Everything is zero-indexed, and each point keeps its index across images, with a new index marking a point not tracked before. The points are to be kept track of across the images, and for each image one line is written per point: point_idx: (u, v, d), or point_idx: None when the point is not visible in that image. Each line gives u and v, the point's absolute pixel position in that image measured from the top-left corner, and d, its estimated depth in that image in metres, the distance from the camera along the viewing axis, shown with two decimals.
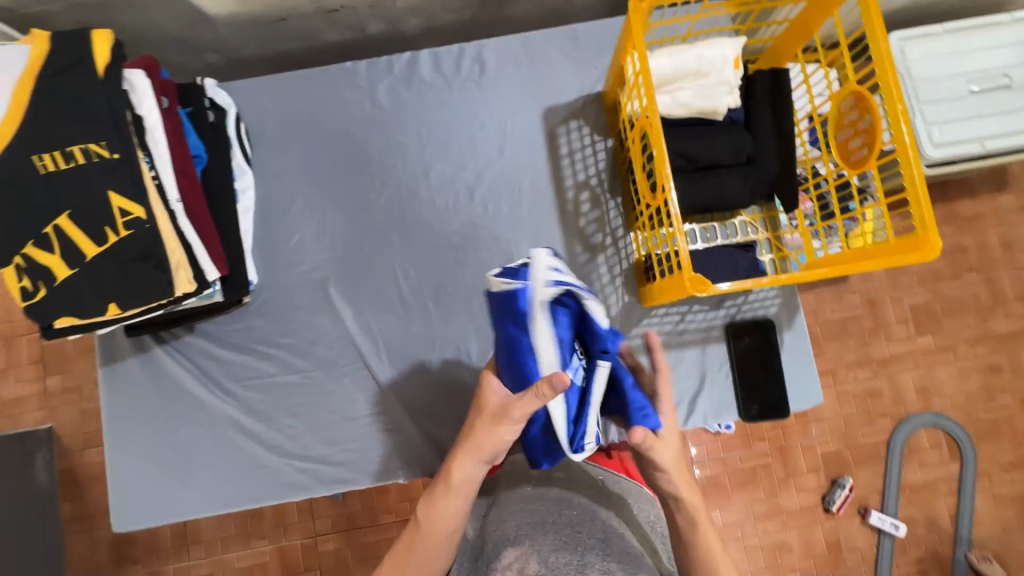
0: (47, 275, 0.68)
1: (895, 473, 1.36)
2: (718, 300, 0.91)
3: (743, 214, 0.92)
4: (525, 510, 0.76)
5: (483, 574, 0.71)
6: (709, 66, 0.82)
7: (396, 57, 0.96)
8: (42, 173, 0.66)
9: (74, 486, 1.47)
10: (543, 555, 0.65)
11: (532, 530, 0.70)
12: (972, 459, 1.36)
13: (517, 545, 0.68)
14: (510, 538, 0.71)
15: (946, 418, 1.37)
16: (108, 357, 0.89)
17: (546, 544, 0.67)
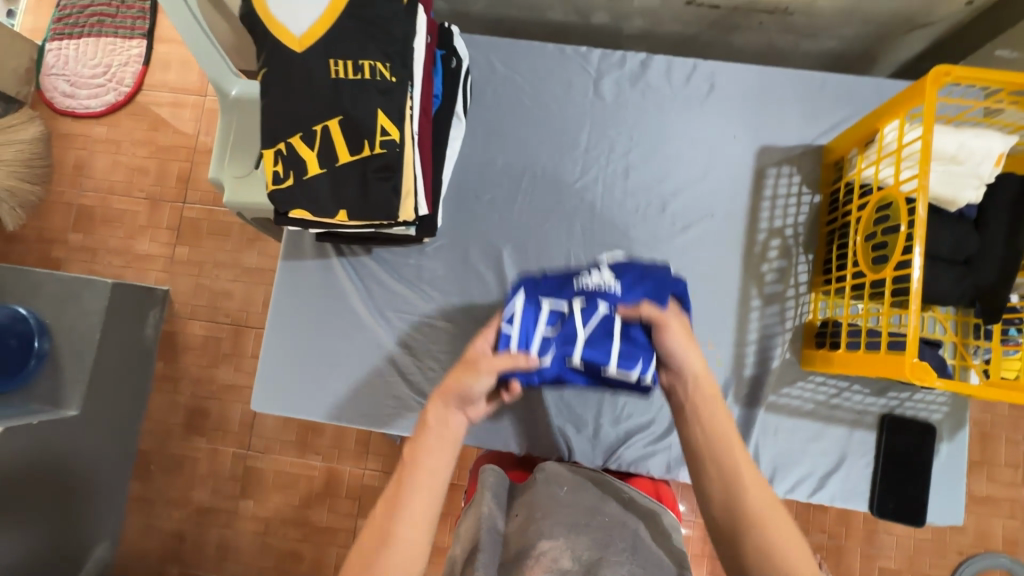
0: (301, 168, 0.73)
1: None
2: (883, 386, 0.88)
3: (936, 311, 0.88)
4: (559, 509, 0.71)
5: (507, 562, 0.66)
6: (969, 154, 0.78)
7: (630, 55, 0.98)
8: (333, 78, 0.70)
9: (171, 349, 1.58)
10: (577, 550, 0.64)
11: (553, 521, 0.69)
12: None
13: (553, 541, 0.65)
14: (540, 529, 0.68)
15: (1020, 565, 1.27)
16: (291, 253, 0.96)
17: (576, 538, 0.66)
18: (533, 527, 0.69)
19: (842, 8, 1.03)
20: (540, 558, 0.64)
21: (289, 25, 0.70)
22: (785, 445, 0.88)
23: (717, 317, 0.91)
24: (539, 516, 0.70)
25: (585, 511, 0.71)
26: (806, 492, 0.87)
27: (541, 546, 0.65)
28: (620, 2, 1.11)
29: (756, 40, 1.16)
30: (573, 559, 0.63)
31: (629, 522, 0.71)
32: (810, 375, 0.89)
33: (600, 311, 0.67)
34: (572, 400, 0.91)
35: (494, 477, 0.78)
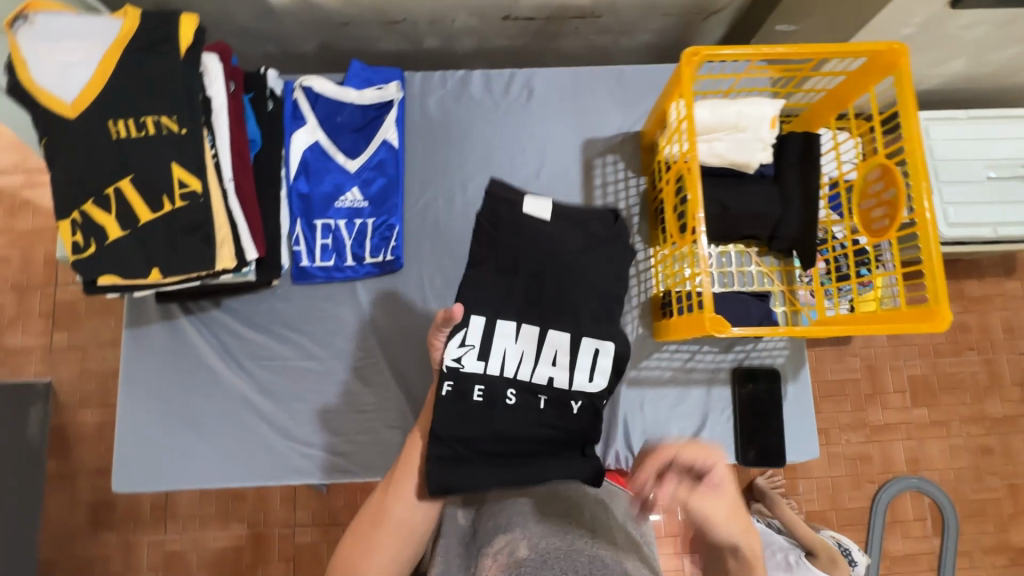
0: (101, 233, 0.71)
1: (878, 528, 1.41)
2: (565, 397, 0.82)
3: (754, 245, 0.96)
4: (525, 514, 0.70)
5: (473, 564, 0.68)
6: (748, 121, 0.86)
7: (449, 73, 1.01)
8: (115, 139, 0.69)
9: (63, 442, 1.54)
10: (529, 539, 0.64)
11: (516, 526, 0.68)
12: (953, 528, 1.41)
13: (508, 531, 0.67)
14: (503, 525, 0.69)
15: (929, 483, 1.42)
16: (134, 320, 0.92)
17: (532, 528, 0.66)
18: (490, 528, 0.71)
19: (641, 6, 1.12)
20: (496, 558, 0.64)
21: (58, 92, 0.68)
22: (651, 415, 0.92)
23: None
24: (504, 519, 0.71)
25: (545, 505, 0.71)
26: None
27: (498, 540, 0.67)
28: (441, 25, 1.16)
29: (581, 44, 1.23)
30: (528, 548, 0.62)
31: (592, 515, 0.70)
32: (664, 344, 0.94)
33: (371, 194, 0.95)
34: None
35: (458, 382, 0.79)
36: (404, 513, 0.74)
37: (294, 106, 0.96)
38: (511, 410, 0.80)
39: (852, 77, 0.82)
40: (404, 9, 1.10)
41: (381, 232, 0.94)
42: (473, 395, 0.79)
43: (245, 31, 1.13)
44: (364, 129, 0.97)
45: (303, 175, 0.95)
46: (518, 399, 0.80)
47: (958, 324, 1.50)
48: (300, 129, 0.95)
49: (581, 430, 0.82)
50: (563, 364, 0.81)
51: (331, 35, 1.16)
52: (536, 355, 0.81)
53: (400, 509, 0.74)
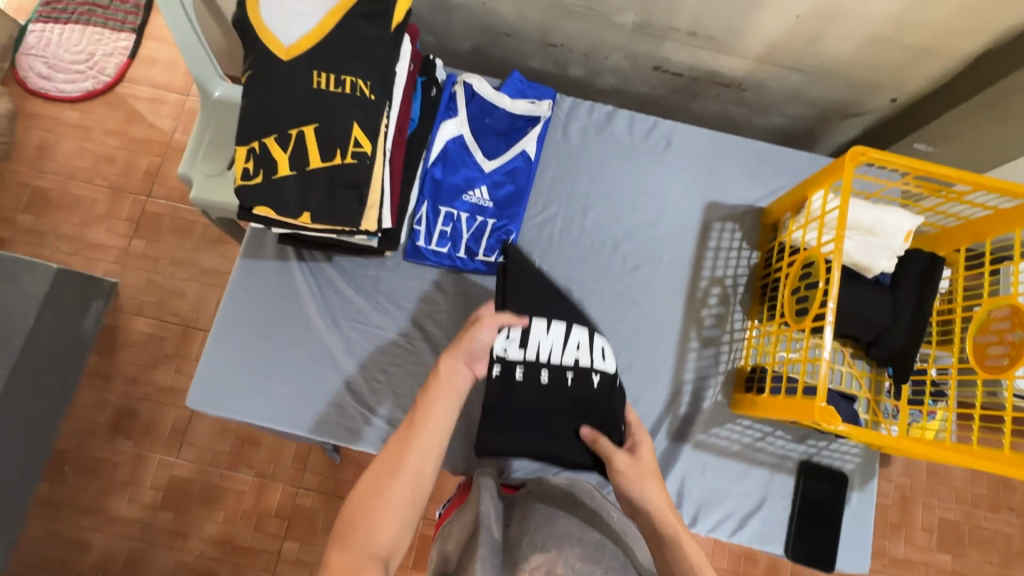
0: (271, 167, 0.76)
1: None
2: (587, 371, 0.89)
3: (849, 346, 0.97)
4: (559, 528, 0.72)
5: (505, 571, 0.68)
6: (884, 228, 0.88)
7: (598, 107, 1.06)
8: (314, 87, 0.74)
9: (111, 343, 1.58)
10: (568, 560, 0.66)
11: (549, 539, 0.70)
12: None
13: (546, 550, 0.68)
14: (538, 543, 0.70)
15: None
16: (252, 251, 0.96)
17: (571, 552, 0.68)
18: (525, 540, 0.71)
19: (788, 90, 1.15)
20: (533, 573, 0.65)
21: (278, 34, 0.74)
22: (709, 484, 0.92)
23: (656, 354, 0.96)
24: (534, 530, 0.72)
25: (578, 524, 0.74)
26: (727, 532, 0.90)
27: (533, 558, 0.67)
28: (593, 59, 1.21)
29: (713, 109, 1.28)
30: (566, 567, 0.65)
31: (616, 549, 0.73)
32: (738, 418, 0.94)
33: (498, 196, 0.99)
34: None
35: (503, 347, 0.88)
36: (424, 452, 0.71)
37: (451, 97, 1.00)
38: (543, 390, 0.89)
39: (1000, 215, 0.83)
40: (566, 36, 1.16)
41: (498, 234, 0.97)
42: (516, 376, 0.88)
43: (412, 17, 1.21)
44: (508, 135, 1.01)
45: (440, 162, 0.99)
46: (551, 379, 0.89)
47: (1002, 479, 1.46)
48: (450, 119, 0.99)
49: (601, 401, 0.88)
50: (586, 348, 0.91)
51: (486, 41, 1.23)
52: (563, 344, 0.90)
53: (418, 460, 0.70)
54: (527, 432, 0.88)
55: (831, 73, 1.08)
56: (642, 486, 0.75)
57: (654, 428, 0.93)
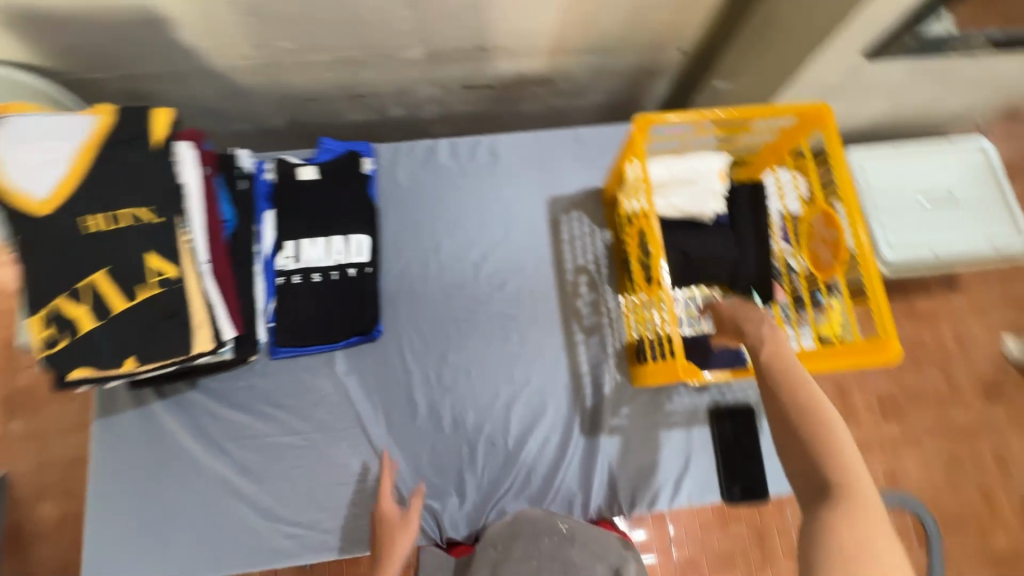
0: (72, 327, 0.70)
1: None
2: (346, 271, 0.95)
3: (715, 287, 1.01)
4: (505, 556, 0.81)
5: None
6: (700, 175, 0.93)
7: (418, 143, 1.07)
8: (90, 231, 0.71)
9: (18, 543, 1.38)
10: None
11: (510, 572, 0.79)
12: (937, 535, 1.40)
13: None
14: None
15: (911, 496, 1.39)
16: (106, 409, 0.90)
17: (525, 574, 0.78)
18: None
19: (593, 70, 1.20)
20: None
21: (29, 191, 0.69)
22: (636, 462, 0.94)
23: (548, 358, 0.97)
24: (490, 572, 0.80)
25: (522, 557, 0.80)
26: (666, 501, 0.93)
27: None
28: (406, 96, 1.21)
29: (538, 106, 1.31)
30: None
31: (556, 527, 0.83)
32: (642, 390, 0.96)
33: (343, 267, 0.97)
34: (433, 475, 0.92)
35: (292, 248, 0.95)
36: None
37: (265, 187, 0.98)
38: (319, 290, 0.94)
39: (787, 133, 0.90)
40: (371, 83, 1.15)
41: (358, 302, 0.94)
42: (293, 283, 0.94)
43: (213, 111, 1.16)
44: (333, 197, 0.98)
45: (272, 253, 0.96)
46: (323, 278, 0.95)
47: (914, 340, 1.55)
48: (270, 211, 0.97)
49: (363, 287, 0.95)
50: (345, 252, 0.95)
51: (298, 111, 1.20)
52: (328, 250, 0.95)
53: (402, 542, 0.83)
54: (310, 318, 0.93)
55: (619, 45, 1.13)
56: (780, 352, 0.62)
57: (567, 429, 0.94)
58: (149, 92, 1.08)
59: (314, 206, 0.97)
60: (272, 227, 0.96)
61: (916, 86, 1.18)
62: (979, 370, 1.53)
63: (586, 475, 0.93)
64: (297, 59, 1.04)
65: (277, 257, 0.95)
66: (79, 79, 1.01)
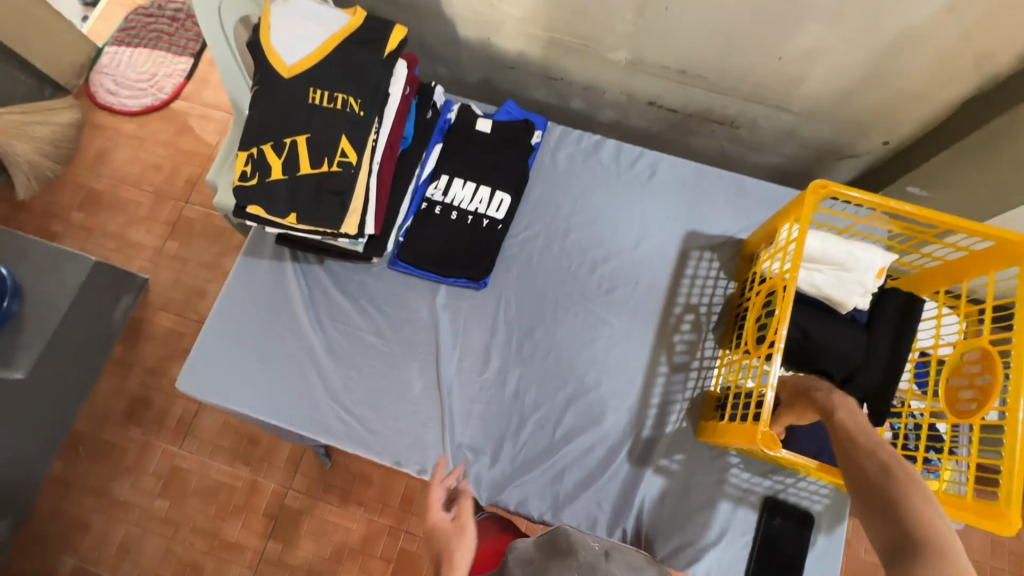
0: (266, 171, 0.84)
1: None
2: (479, 220, 1.03)
3: None
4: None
5: None
6: (855, 264, 0.87)
7: (587, 135, 1.12)
8: (310, 102, 0.83)
9: (135, 334, 1.64)
10: None
11: None
12: None
13: None
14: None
15: None
16: (251, 250, 1.05)
17: None
18: None
19: (781, 130, 1.17)
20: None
21: (284, 54, 0.84)
22: (668, 512, 0.91)
23: (625, 376, 0.97)
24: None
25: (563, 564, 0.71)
26: (681, 563, 0.89)
27: None
28: (592, 93, 1.27)
29: (710, 146, 1.30)
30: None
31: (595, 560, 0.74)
32: (702, 447, 0.93)
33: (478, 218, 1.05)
34: (477, 429, 0.95)
35: (444, 183, 1.05)
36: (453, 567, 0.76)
37: (444, 123, 1.08)
38: (451, 226, 1.03)
39: (974, 257, 0.82)
40: (566, 70, 1.22)
41: (478, 250, 1.01)
42: (433, 212, 1.04)
43: (426, 48, 1.30)
44: (495, 154, 1.06)
45: (426, 180, 1.06)
46: (458, 218, 1.03)
47: None
48: (439, 145, 1.07)
49: (488, 239, 1.02)
50: (486, 205, 1.03)
51: (493, 73, 1.31)
52: (472, 197, 1.04)
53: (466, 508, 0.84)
54: (433, 247, 1.02)
55: (820, 114, 1.10)
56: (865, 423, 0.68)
57: (614, 448, 0.94)
58: (386, 15, 1.23)
59: (477, 154, 1.06)
60: (436, 159, 1.06)
61: None
62: None
63: (615, 501, 0.92)
64: (515, 27, 1.14)
65: (429, 186, 1.05)
66: None
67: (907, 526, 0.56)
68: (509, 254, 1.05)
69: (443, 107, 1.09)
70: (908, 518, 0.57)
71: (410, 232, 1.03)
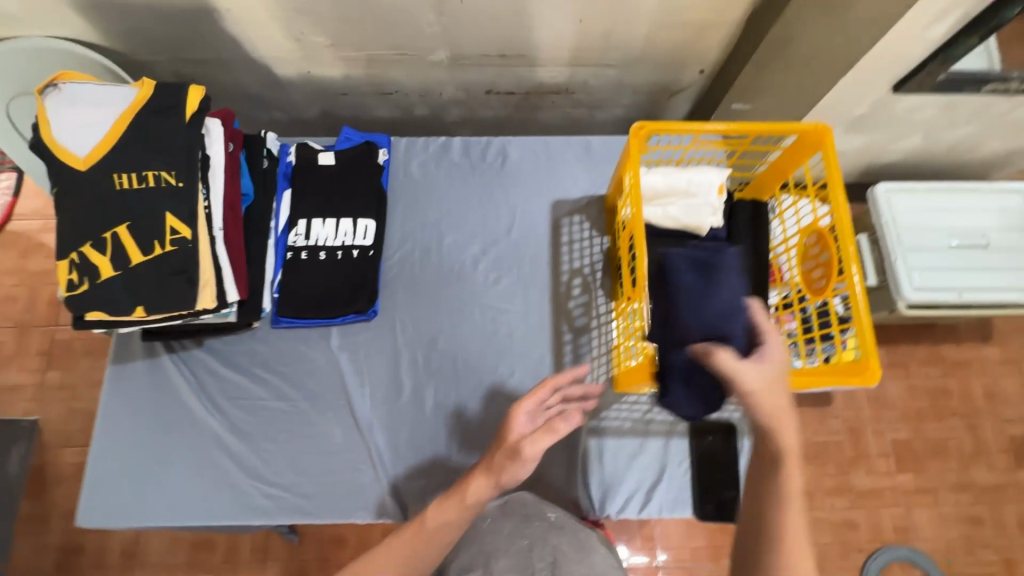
0: (94, 273, 0.78)
1: None
2: (348, 252, 1.01)
3: None
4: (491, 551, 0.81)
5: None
6: (697, 188, 0.94)
7: (433, 139, 1.12)
8: (118, 188, 0.78)
9: (41, 483, 1.47)
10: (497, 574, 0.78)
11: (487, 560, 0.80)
12: None
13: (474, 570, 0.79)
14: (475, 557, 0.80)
15: (920, 555, 1.37)
16: (120, 356, 0.97)
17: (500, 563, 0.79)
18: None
19: (613, 84, 1.24)
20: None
21: (73, 147, 0.78)
22: (611, 466, 0.94)
23: (535, 355, 0.99)
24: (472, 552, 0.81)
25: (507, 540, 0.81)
26: (635, 509, 0.92)
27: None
28: (432, 97, 1.27)
29: (559, 116, 1.35)
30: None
31: (546, 538, 0.81)
32: (623, 396, 0.97)
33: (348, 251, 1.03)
34: (410, 455, 0.94)
35: (304, 227, 1.02)
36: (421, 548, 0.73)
37: (286, 168, 1.05)
38: (322, 267, 1.00)
39: (789, 153, 0.90)
40: (398, 82, 1.22)
41: (356, 282, 0.99)
42: (300, 259, 1.00)
43: (253, 97, 1.25)
44: (346, 184, 1.04)
45: (284, 229, 1.02)
46: (326, 257, 1.00)
47: (938, 388, 1.49)
48: (287, 190, 1.04)
49: (363, 268, 1.00)
50: (351, 235, 1.01)
51: (330, 104, 1.28)
52: (335, 232, 1.01)
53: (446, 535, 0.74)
54: (311, 294, 0.99)
55: (638, 61, 1.16)
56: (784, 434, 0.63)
57: None
58: (198, 76, 1.17)
59: (327, 189, 1.04)
60: (289, 206, 1.03)
61: (946, 124, 1.16)
62: (1008, 429, 1.45)
63: (562, 475, 0.94)
64: (330, 54, 1.12)
65: (289, 234, 1.02)
66: (137, 59, 1.11)
67: (767, 530, 0.61)
68: (390, 275, 1.04)
69: (280, 152, 1.06)
70: (769, 524, 0.61)
71: (284, 285, 1.00)
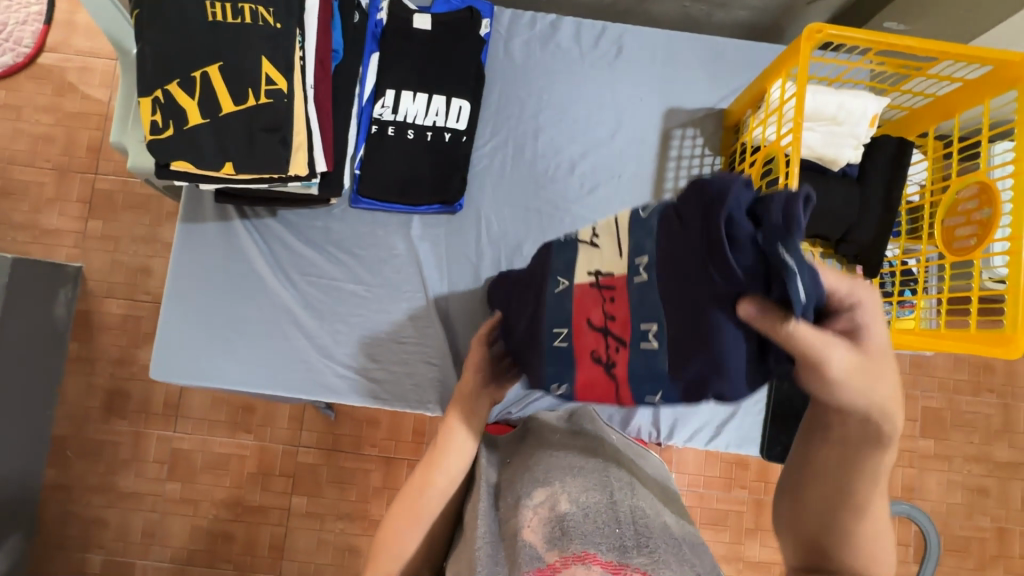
0: (180, 117, 0.70)
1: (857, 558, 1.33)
2: (441, 135, 0.91)
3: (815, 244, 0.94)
4: (560, 462, 0.64)
5: (509, 511, 0.60)
6: (847, 116, 0.83)
7: (540, 16, 0.98)
8: (210, 20, 0.69)
9: (85, 329, 1.39)
10: (571, 492, 0.58)
11: (557, 475, 0.61)
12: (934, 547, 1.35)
13: (546, 484, 0.60)
14: (536, 474, 0.63)
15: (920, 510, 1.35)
16: (190, 213, 0.92)
17: (571, 481, 0.60)
18: (538, 500, 0.58)
19: None
20: (536, 509, 0.57)
21: None
22: None
23: None
24: (534, 464, 0.65)
25: (580, 448, 0.67)
26: (703, 440, 0.93)
27: (535, 494, 0.59)
28: None
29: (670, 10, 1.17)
30: (570, 502, 0.57)
31: (620, 459, 0.68)
32: None
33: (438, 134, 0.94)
34: None
35: (392, 99, 0.91)
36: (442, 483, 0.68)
37: (376, 27, 0.92)
38: (410, 148, 0.91)
39: (968, 88, 0.78)
40: None
41: (447, 171, 0.91)
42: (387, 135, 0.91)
43: None
44: (439, 55, 0.92)
45: (370, 98, 0.92)
46: (416, 137, 0.91)
47: (982, 364, 1.45)
48: (376, 53, 0.92)
49: (455, 155, 0.92)
50: (443, 115, 0.91)
51: None
52: (427, 110, 0.91)
53: (457, 460, 0.70)
54: (397, 176, 0.91)
55: None
56: (872, 393, 0.43)
57: None
58: None
59: (422, 59, 0.92)
60: (376, 72, 0.92)
61: None
62: None
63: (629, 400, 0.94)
64: None
65: (375, 105, 0.91)
66: None
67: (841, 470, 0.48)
68: (481, 169, 0.96)
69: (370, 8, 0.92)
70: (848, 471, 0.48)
71: (365, 162, 0.92)
